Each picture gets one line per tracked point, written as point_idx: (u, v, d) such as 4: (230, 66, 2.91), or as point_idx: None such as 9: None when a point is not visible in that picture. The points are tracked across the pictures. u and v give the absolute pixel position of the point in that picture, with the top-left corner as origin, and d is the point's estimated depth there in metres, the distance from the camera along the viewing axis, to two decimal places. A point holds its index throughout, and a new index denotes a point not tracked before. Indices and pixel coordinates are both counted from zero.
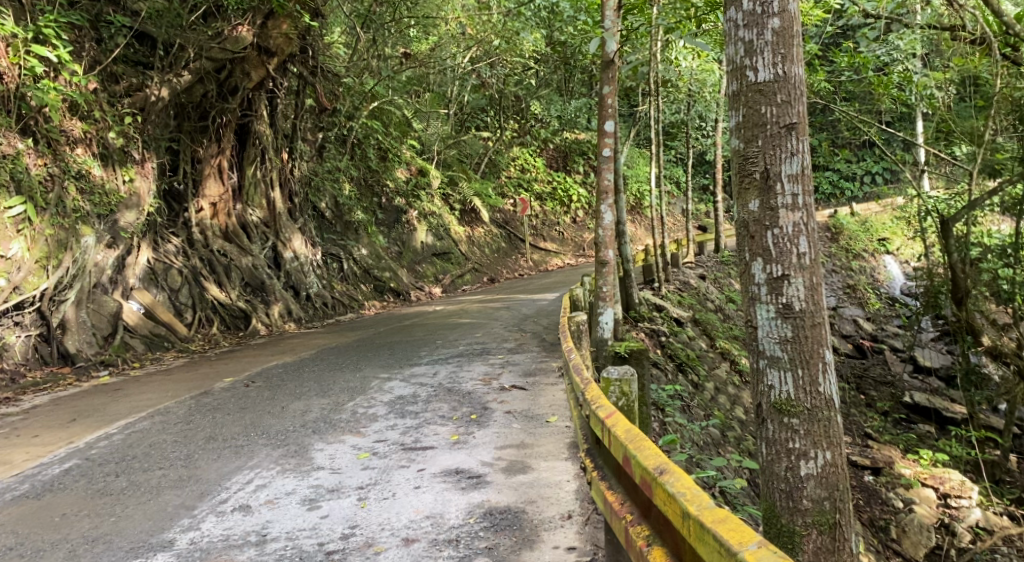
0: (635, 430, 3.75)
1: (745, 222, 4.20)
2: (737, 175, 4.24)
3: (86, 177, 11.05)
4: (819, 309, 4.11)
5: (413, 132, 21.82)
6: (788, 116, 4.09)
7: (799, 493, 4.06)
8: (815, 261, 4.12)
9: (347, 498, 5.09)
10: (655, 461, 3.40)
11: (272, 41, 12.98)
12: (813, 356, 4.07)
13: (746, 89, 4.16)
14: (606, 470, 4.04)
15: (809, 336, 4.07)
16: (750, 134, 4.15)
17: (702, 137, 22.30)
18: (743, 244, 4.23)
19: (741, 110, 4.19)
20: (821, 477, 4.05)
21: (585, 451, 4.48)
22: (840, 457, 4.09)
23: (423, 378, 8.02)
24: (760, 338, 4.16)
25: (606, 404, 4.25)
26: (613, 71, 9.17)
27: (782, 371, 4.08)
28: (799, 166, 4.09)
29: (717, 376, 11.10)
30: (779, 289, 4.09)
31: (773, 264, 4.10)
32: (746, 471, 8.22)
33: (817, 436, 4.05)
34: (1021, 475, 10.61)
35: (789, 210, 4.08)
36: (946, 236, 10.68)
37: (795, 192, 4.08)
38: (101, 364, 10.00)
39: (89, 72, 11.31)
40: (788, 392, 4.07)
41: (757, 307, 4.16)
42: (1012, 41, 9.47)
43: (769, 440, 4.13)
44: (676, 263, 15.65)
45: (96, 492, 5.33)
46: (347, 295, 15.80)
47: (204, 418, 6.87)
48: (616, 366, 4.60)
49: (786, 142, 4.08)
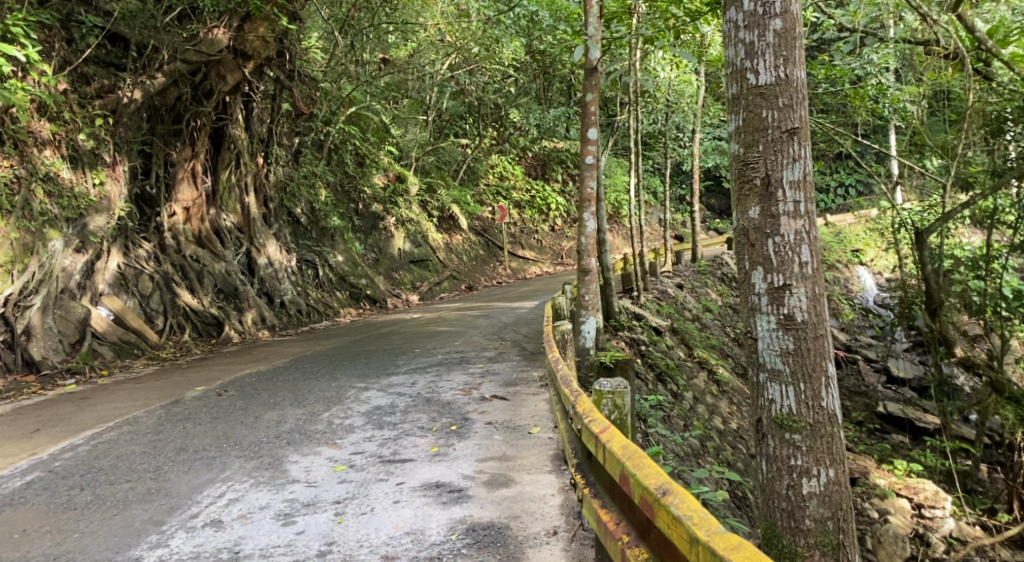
0: (632, 445, 3.68)
1: (745, 229, 4.39)
2: (737, 182, 4.43)
3: (54, 180, 10.78)
4: (820, 319, 4.29)
5: (391, 139, 21.65)
6: (790, 121, 4.28)
7: (801, 513, 4.24)
8: (816, 270, 4.31)
9: (324, 513, 4.93)
10: (656, 481, 3.32)
11: (249, 45, 12.58)
12: (815, 370, 4.25)
13: (748, 92, 4.36)
14: (598, 488, 3.98)
15: (812, 348, 4.25)
16: (751, 139, 4.35)
17: (679, 147, 22.36)
18: (743, 249, 4.42)
19: (742, 113, 4.38)
20: (824, 496, 4.21)
21: (576, 467, 4.40)
22: (842, 475, 4.27)
23: (402, 387, 7.86)
24: (760, 350, 4.35)
25: (599, 417, 4.17)
26: (597, 79, 9.11)
27: (784, 385, 4.27)
28: (801, 172, 4.28)
29: (696, 385, 11.05)
30: (780, 299, 4.28)
31: (775, 273, 4.29)
32: (727, 482, 8.15)
33: (820, 453, 4.22)
34: (992, 485, 10.71)
35: (791, 218, 4.27)
36: (922, 247, 10.66)
37: (797, 199, 4.27)
38: (68, 372, 9.75)
39: (58, 73, 11.06)
40: (789, 407, 4.26)
41: (758, 317, 4.35)
42: (984, 57, 9.58)
43: (770, 457, 4.32)
44: (655, 273, 15.63)
45: (58, 506, 5.12)
46: (322, 302, 15.58)
47: (174, 428, 6.66)
48: (608, 379, 4.53)
49: (788, 148, 4.27)
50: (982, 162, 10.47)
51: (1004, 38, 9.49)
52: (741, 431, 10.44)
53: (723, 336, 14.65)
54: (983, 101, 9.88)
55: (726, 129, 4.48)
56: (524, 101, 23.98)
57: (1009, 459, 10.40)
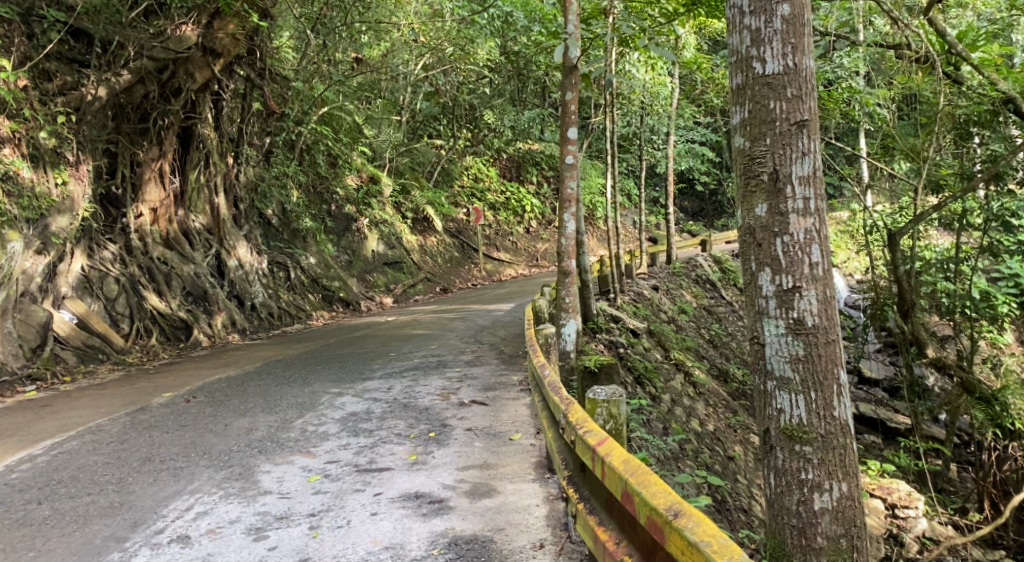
0: (633, 460, 3.51)
1: (752, 228, 4.27)
2: (742, 178, 4.32)
3: (14, 179, 10.35)
4: (831, 323, 4.18)
5: (364, 139, 21.40)
6: (798, 113, 4.17)
7: (813, 530, 4.10)
8: (827, 271, 4.20)
9: (297, 526, 4.72)
10: (666, 501, 3.16)
11: (218, 42, 12.42)
12: (826, 378, 4.14)
13: (754, 82, 4.25)
14: (594, 502, 3.83)
15: (822, 354, 4.14)
16: (758, 132, 4.23)
17: (654, 148, 22.33)
18: (749, 249, 4.30)
19: (748, 104, 4.27)
20: (836, 512, 4.09)
21: (568, 479, 4.24)
22: (855, 490, 4.15)
23: (377, 393, 7.66)
24: (768, 356, 4.23)
25: (594, 428, 4.00)
26: (577, 78, 9.04)
27: (793, 394, 4.15)
28: (810, 167, 4.17)
29: (673, 387, 10.96)
30: (789, 303, 4.16)
31: (783, 275, 4.17)
32: (708, 486, 8.05)
33: (831, 466, 4.10)
34: (962, 485, 10.88)
35: (800, 215, 4.16)
36: (894, 249, 10.34)
37: (806, 195, 4.16)
38: (28, 379, 9.41)
39: (18, 68, 10.67)
40: (799, 417, 4.14)
41: (765, 322, 4.24)
42: (955, 61, 9.59)
43: (778, 470, 4.19)
44: (631, 274, 15.56)
45: (13, 522, 4.85)
46: (294, 305, 15.28)
47: (139, 437, 6.41)
48: (602, 387, 4.37)
49: (797, 141, 4.16)
50: (952, 165, 10.52)
51: (972, 42, 9.56)
52: (718, 433, 10.38)
53: (698, 338, 14.63)
54: (953, 105, 9.89)
55: (731, 121, 4.36)
56: (499, 103, 23.71)
57: (978, 458, 10.45)
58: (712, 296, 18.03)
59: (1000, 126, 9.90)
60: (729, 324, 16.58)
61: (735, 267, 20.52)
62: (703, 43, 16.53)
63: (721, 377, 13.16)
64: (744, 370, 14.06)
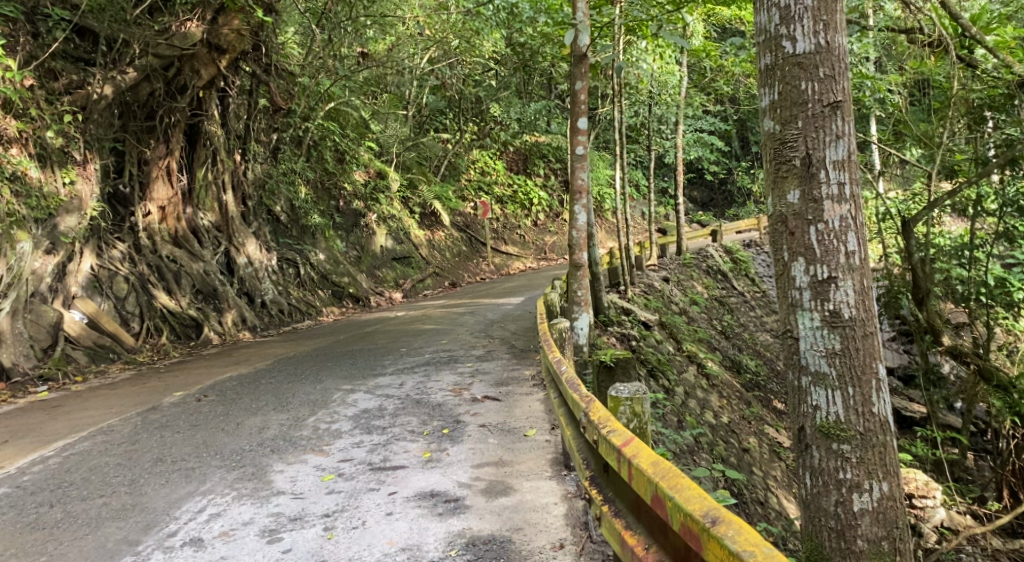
0: (663, 462, 3.40)
1: (784, 215, 4.16)
2: (772, 163, 4.21)
3: (22, 179, 10.33)
4: (868, 315, 4.06)
5: (371, 134, 21.35)
6: (831, 94, 4.05)
7: (852, 533, 3.99)
8: (864, 260, 4.07)
9: (312, 528, 4.65)
10: (701, 506, 3.04)
11: (223, 38, 12.34)
12: (864, 372, 4.02)
13: (784, 62, 4.13)
14: (620, 505, 3.73)
15: (860, 348, 4.02)
16: (789, 115, 4.12)
17: (662, 137, 22.14)
18: (780, 238, 4.20)
19: (778, 86, 4.16)
20: (876, 514, 3.98)
21: (591, 480, 4.14)
22: (896, 490, 4.03)
23: (389, 389, 7.58)
24: (802, 351, 4.12)
25: (618, 428, 3.90)
26: (586, 66, 8.91)
27: (830, 390, 4.04)
28: (844, 151, 4.05)
29: (687, 379, 10.83)
30: (824, 295, 4.05)
31: (817, 265, 4.06)
32: (725, 480, 7.95)
33: (871, 465, 3.99)
34: (979, 474, 10.73)
35: (835, 202, 4.04)
36: (908, 236, 10.21)
37: (841, 179, 4.04)
38: (40, 380, 9.38)
39: (23, 68, 10.61)
40: (837, 413, 4.02)
41: (799, 315, 4.13)
42: (967, 44, 9.39)
43: (815, 470, 4.09)
44: (641, 266, 15.41)
45: (25, 526, 4.80)
46: (305, 302, 15.23)
47: (151, 437, 6.35)
48: (624, 384, 4.26)
49: (830, 123, 4.04)
50: (964, 150, 10.37)
51: (985, 25, 9.36)
52: (732, 424, 10.28)
53: (710, 329, 14.50)
54: (966, 89, 9.71)
55: (759, 104, 4.25)
56: (504, 95, 23.87)
57: (995, 446, 10.28)
58: (722, 287, 17.88)
59: (1015, 109, 9.64)
60: (741, 315, 16.43)
61: (746, 256, 20.34)
62: (711, 30, 16.34)
63: (734, 369, 13.05)
64: (756, 361, 13.94)
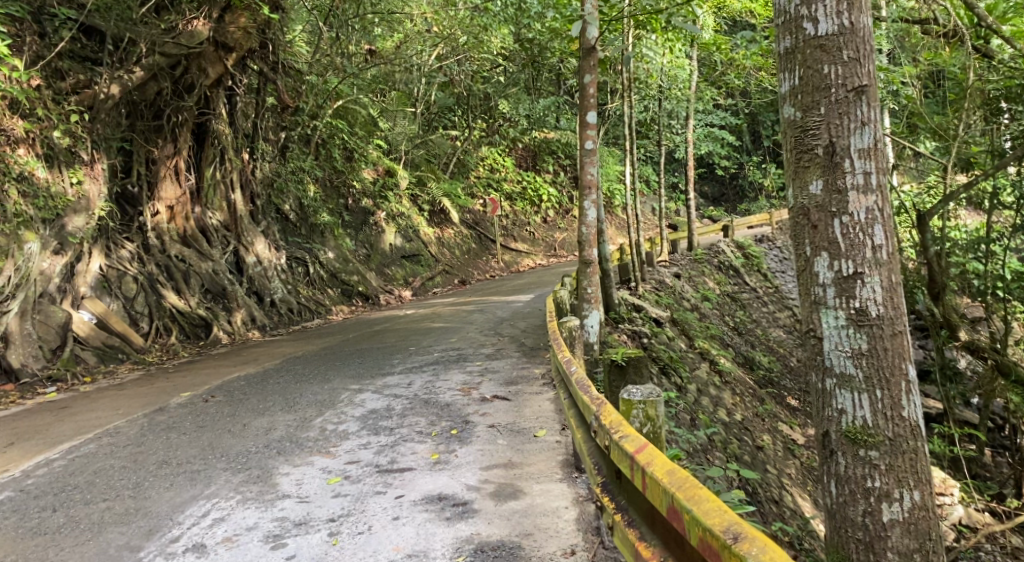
0: (679, 471, 3.26)
1: (806, 208, 4.01)
2: (793, 152, 4.07)
3: (29, 180, 10.31)
4: (897, 314, 3.89)
5: (379, 132, 21.28)
6: (856, 78, 3.89)
7: (881, 545, 3.83)
8: (892, 255, 3.91)
9: (317, 533, 4.56)
10: (721, 520, 2.90)
11: (230, 36, 12.25)
12: (893, 374, 3.85)
13: (805, 45, 3.99)
14: (634, 515, 3.61)
15: (889, 348, 3.85)
16: (811, 101, 3.97)
17: (673, 132, 21.95)
18: (802, 231, 4.05)
19: (799, 70, 4.01)
20: (907, 525, 3.82)
21: (603, 487, 4.02)
22: (928, 500, 3.87)
23: (398, 389, 7.48)
24: (827, 351, 3.96)
25: (632, 434, 3.77)
26: (595, 59, 8.78)
27: (856, 392, 3.88)
28: (870, 138, 3.89)
29: (699, 377, 10.69)
30: (850, 292, 3.89)
31: (842, 260, 3.90)
32: (739, 479, 7.82)
33: (901, 473, 3.83)
34: (997, 471, 10.55)
35: (861, 192, 3.88)
36: (923, 230, 9.94)
37: (867, 169, 3.88)
38: (49, 381, 9.33)
39: (30, 68, 10.55)
40: (864, 418, 3.86)
41: (823, 313, 3.97)
42: (984, 33, 9.18)
43: (840, 478, 3.94)
44: (651, 262, 15.27)
45: (26, 531, 4.73)
46: (314, 300, 15.19)
47: (157, 439, 6.28)
48: (637, 386, 4.13)
49: (856, 109, 3.88)
50: (981, 142, 10.17)
51: (1002, 14, 9.16)
52: (746, 422, 10.14)
53: (722, 326, 14.35)
54: (983, 79, 9.51)
55: (779, 90, 4.11)
56: (513, 91, 23.84)
57: (1014, 443, 10.11)
58: (734, 282, 17.71)
59: None
60: (754, 311, 16.26)
61: (758, 252, 20.15)
62: (722, 23, 16.15)
63: (747, 365, 12.90)
64: (769, 358, 13.78)
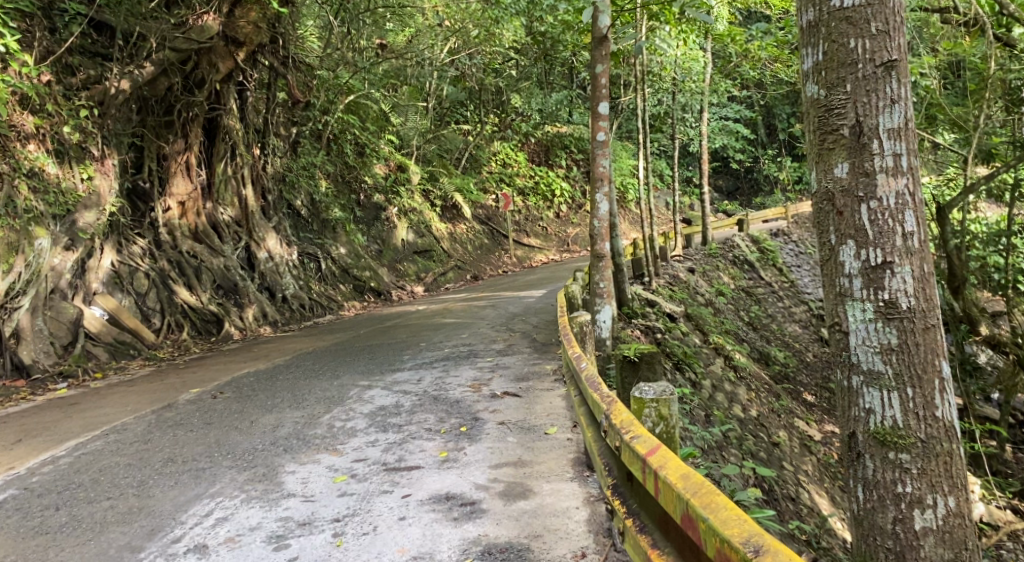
0: (694, 476, 3.12)
1: (831, 192, 3.86)
2: (817, 133, 3.91)
3: (40, 175, 10.28)
4: (929, 306, 3.73)
5: (391, 126, 21.17)
6: (885, 53, 3.72)
7: (914, 554, 3.68)
8: (923, 242, 3.74)
9: (321, 534, 4.47)
10: (740, 530, 2.74)
11: (240, 31, 12.19)
12: (925, 371, 3.69)
13: (829, 18, 3.83)
14: (648, 521, 3.48)
15: (920, 344, 3.69)
16: (836, 78, 3.81)
17: (687, 126, 21.71)
18: (827, 218, 3.90)
19: (823, 46, 3.85)
20: (942, 533, 3.66)
21: (614, 489, 3.91)
22: (963, 507, 3.70)
23: (407, 385, 7.39)
24: (853, 347, 3.81)
25: (644, 435, 3.64)
26: (607, 49, 8.62)
27: (885, 391, 3.73)
28: (900, 117, 3.73)
29: (713, 372, 10.54)
30: (878, 283, 3.73)
31: (870, 248, 3.74)
32: (754, 477, 7.67)
33: (934, 477, 3.67)
34: (1018, 468, 10.30)
35: (890, 175, 3.72)
36: (943, 223, 9.71)
37: (896, 149, 3.72)
38: (60, 376, 9.28)
39: (40, 64, 10.40)
40: (894, 418, 3.71)
41: (849, 306, 3.82)
42: (1005, 22, 8.95)
43: (869, 482, 3.79)
44: (664, 257, 15.12)
45: (28, 530, 4.67)
46: (325, 296, 15.13)
47: (164, 436, 6.22)
48: (649, 385, 3.99)
49: (884, 87, 3.72)
50: (1002, 134, 9.92)
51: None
52: (762, 418, 9.97)
53: (737, 321, 14.16)
54: (1004, 69, 9.27)
55: (802, 68, 3.95)
56: (525, 86, 23.77)
57: None
58: (749, 277, 17.52)
59: None
60: (768, 306, 16.07)
61: (773, 246, 19.88)
62: (737, 15, 15.91)
63: (762, 361, 12.73)
64: (785, 353, 13.58)
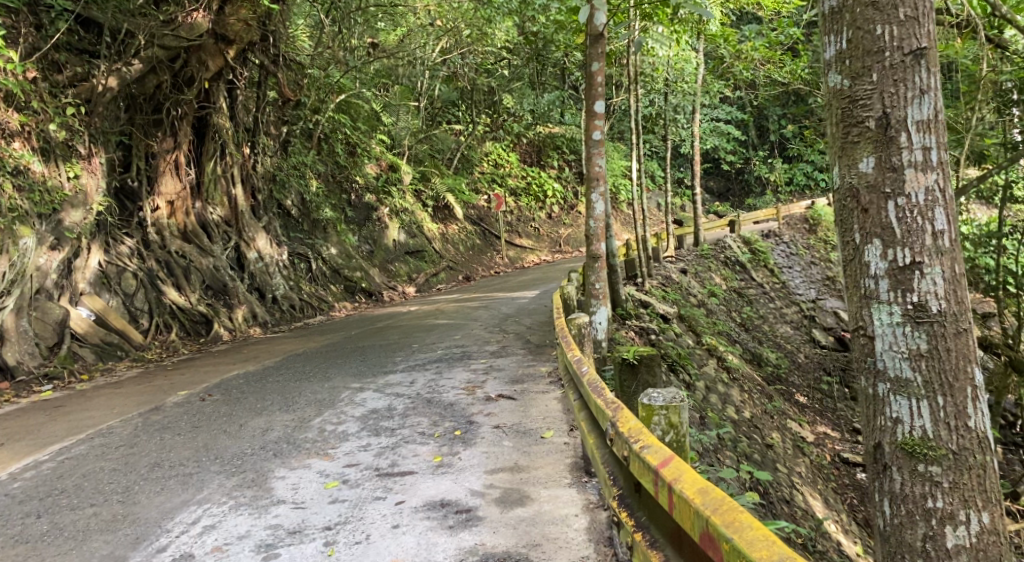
0: (712, 490, 3.02)
1: (855, 188, 3.76)
2: (840, 126, 3.82)
3: (25, 173, 9.96)
4: (959, 309, 3.63)
5: (382, 126, 21.07)
6: (914, 41, 3.63)
7: None
8: (953, 242, 3.65)
9: (312, 543, 4.34)
10: (770, 551, 2.62)
11: (230, 29, 12.17)
12: (957, 379, 3.60)
13: (854, 4, 3.75)
14: (659, 536, 3.38)
15: (952, 349, 3.60)
16: (861, 67, 3.73)
17: (678, 126, 21.68)
18: (850, 216, 3.80)
19: (847, 32, 3.77)
20: (974, 550, 3.58)
21: (620, 500, 3.82)
22: (995, 521, 3.62)
23: (400, 387, 7.27)
24: (879, 352, 3.72)
25: (654, 444, 3.54)
26: (602, 47, 8.49)
27: (914, 399, 3.64)
28: (929, 110, 3.64)
29: (707, 374, 10.46)
30: (906, 284, 3.64)
31: (898, 247, 3.65)
32: (750, 481, 7.57)
33: (966, 492, 3.59)
34: (1010, 469, 10.27)
35: (919, 170, 3.63)
36: None
37: (925, 142, 3.63)
38: (45, 378, 9.12)
39: (26, 60, 10.22)
40: (924, 429, 3.62)
41: (875, 309, 3.72)
42: (997, 23, 8.90)
43: (896, 496, 3.69)
44: (657, 257, 15.05)
45: (9, 539, 4.52)
46: (316, 297, 14.98)
47: (151, 440, 6.08)
48: (658, 391, 3.89)
49: (913, 76, 3.63)
50: (995, 135, 9.86)
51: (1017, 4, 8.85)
52: (755, 420, 9.91)
53: (729, 322, 14.10)
54: (997, 70, 9.22)
55: (824, 56, 3.87)
56: (517, 86, 23.81)
57: None
58: (741, 278, 17.47)
59: None
60: (761, 306, 16.02)
61: (765, 247, 19.85)
62: (729, 16, 15.87)
63: (755, 362, 12.68)
64: (777, 354, 13.54)
